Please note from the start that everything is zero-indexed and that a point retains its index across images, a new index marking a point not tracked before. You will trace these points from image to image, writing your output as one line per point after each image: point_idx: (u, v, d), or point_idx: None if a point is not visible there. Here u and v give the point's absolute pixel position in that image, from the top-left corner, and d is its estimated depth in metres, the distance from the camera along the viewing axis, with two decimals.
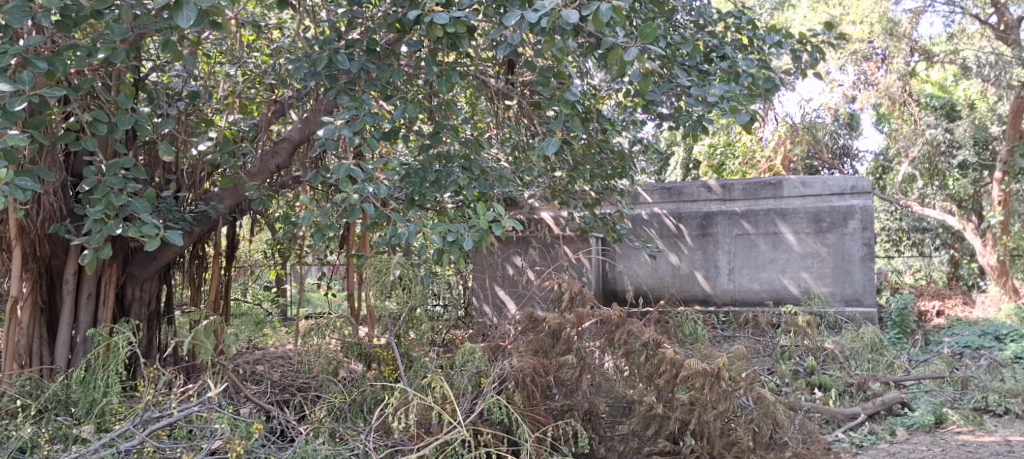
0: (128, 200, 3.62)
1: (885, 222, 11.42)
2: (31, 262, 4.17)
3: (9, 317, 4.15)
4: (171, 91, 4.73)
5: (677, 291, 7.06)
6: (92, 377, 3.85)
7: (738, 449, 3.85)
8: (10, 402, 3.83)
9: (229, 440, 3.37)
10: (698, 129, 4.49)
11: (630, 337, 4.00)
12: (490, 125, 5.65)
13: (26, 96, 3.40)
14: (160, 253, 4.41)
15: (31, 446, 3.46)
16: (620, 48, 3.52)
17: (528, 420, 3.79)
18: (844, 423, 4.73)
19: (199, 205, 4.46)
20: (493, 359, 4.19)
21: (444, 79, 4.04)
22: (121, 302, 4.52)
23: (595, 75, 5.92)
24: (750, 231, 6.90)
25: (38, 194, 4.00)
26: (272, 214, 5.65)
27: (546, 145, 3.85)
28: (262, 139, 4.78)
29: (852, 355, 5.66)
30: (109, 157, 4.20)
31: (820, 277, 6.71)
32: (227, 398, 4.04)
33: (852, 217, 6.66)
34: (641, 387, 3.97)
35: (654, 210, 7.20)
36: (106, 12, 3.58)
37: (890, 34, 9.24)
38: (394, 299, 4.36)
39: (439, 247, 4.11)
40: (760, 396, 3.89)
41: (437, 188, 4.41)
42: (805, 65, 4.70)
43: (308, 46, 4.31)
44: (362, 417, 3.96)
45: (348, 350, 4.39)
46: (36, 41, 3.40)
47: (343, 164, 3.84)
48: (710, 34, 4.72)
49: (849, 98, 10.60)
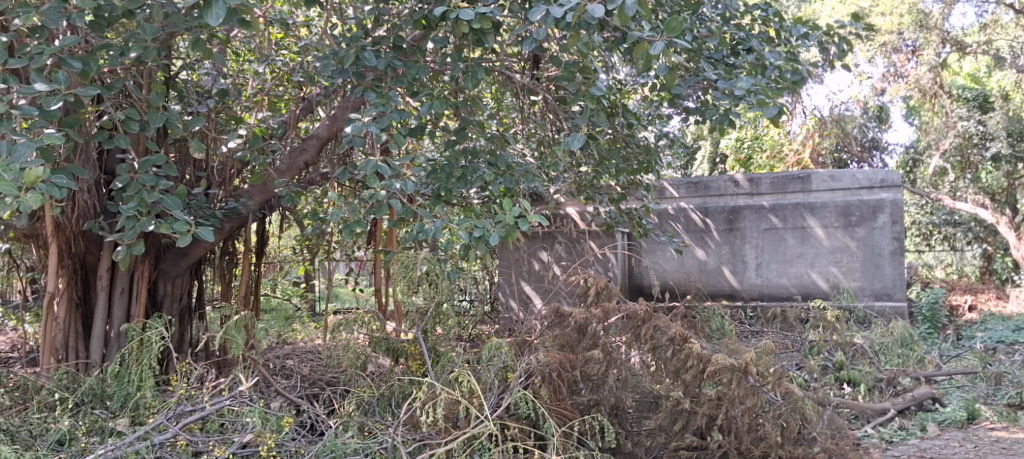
0: (160, 197, 3.67)
1: (914, 216, 11.31)
2: (66, 258, 4.26)
3: (46, 312, 4.25)
4: (201, 89, 4.80)
5: (704, 286, 7.04)
6: (126, 372, 3.91)
7: (767, 445, 3.82)
8: (48, 395, 3.90)
9: (260, 433, 3.44)
10: (725, 123, 4.48)
11: (655, 332, 4.00)
12: (517, 120, 5.64)
13: (62, 95, 3.49)
14: (191, 249, 4.49)
15: (69, 438, 3.52)
16: (646, 42, 3.58)
17: (554, 415, 3.82)
18: (874, 418, 4.70)
19: (228, 201, 4.51)
20: (521, 354, 4.25)
21: (469, 75, 4.08)
22: (153, 298, 4.59)
23: (621, 69, 5.87)
24: (778, 226, 6.85)
25: (73, 192, 4.09)
26: (300, 210, 5.70)
27: (571, 140, 3.87)
28: (291, 136, 4.81)
29: (881, 350, 5.61)
30: (142, 155, 4.27)
31: (849, 271, 6.63)
32: (258, 392, 4.09)
33: (882, 211, 6.55)
34: (668, 382, 3.95)
35: (680, 204, 7.21)
36: (138, 12, 3.65)
37: (920, 25, 9.21)
38: (421, 294, 4.34)
39: (465, 242, 4.14)
40: (789, 392, 3.88)
41: (463, 184, 4.49)
42: (833, 56, 4.62)
43: (336, 43, 4.35)
44: (389, 411, 4.00)
45: (376, 345, 4.37)
46: (70, 40, 3.47)
47: (370, 161, 3.88)
48: (736, 27, 4.67)
49: (879, 90, 10.14)
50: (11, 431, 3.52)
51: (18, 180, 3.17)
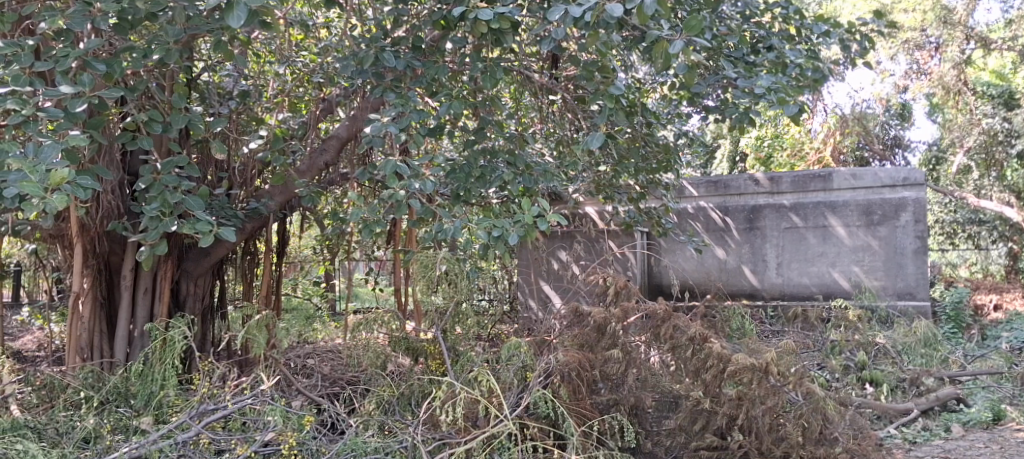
0: (182, 198, 3.72)
1: (939, 215, 11.20)
2: (91, 258, 4.32)
3: (72, 311, 4.31)
4: (222, 91, 4.83)
5: (724, 285, 7.01)
6: (149, 371, 3.97)
7: (788, 444, 3.79)
8: (74, 393, 3.94)
9: (282, 432, 3.48)
10: (746, 121, 4.46)
11: (675, 331, 3.98)
12: (535, 119, 5.62)
13: (86, 97, 3.54)
14: (214, 249, 4.53)
15: (94, 436, 3.56)
16: (665, 40, 3.58)
17: (574, 414, 3.82)
18: (897, 418, 4.66)
19: (250, 201, 4.55)
20: (540, 353, 4.25)
21: (488, 75, 4.09)
22: (176, 297, 4.64)
23: (639, 68, 5.85)
24: (799, 225, 6.80)
25: (97, 192, 4.14)
26: (321, 210, 5.73)
27: (590, 139, 3.88)
28: (311, 137, 4.84)
29: (904, 350, 5.54)
30: (165, 156, 4.31)
31: (871, 270, 6.56)
32: (279, 391, 4.09)
33: (904, 209, 6.47)
34: (688, 382, 3.93)
35: (700, 203, 7.20)
36: (161, 14, 3.69)
37: (944, 21, 9.14)
38: (440, 293, 4.40)
39: (484, 242, 4.14)
40: (810, 392, 3.79)
41: (482, 183, 4.50)
42: (855, 54, 4.56)
43: (355, 44, 4.37)
44: (409, 410, 4.02)
45: (395, 344, 4.45)
46: (95, 43, 3.52)
47: (390, 161, 3.91)
48: (757, 25, 4.60)
49: (901, 87, 10.13)
50: (37, 429, 3.57)
51: (44, 182, 3.22)
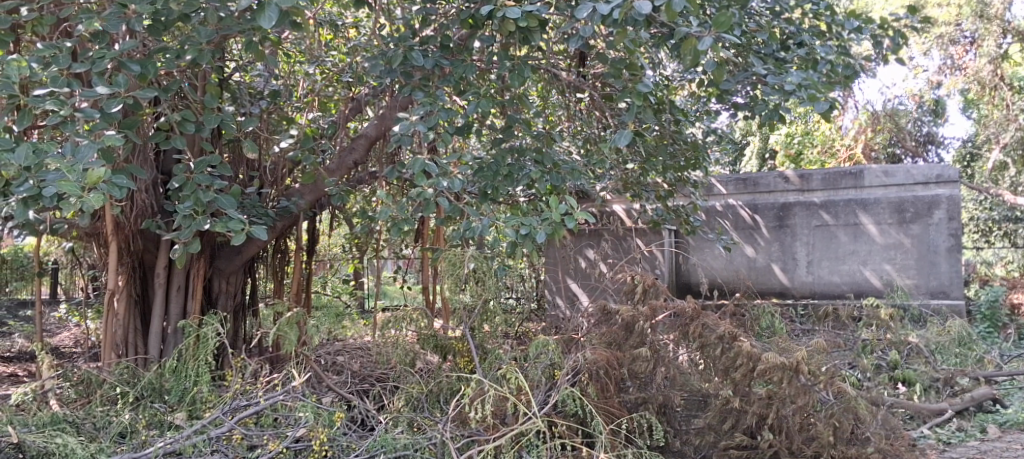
0: (215, 197, 3.76)
1: (973, 212, 11.04)
2: (126, 256, 4.40)
3: (107, 308, 4.39)
4: (253, 91, 4.88)
5: (753, 284, 6.96)
6: (183, 367, 4.03)
7: (819, 444, 3.74)
8: (110, 389, 4.01)
9: (312, 427, 3.50)
10: (776, 118, 4.46)
11: (704, 330, 3.95)
12: (563, 118, 5.61)
13: (121, 98, 3.60)
14: (245, 247, 4.58)
15: (130, 431, 3.62)
16: (694, 37, 3.56)
17: (602, 412, 3.83)
18: (931, 419, 4.60)
19: (281, 201, 4.60)
20: (567, 351, 4.27)
21: (516, 74, 4.10)
22: (208, 295, 4.70)
23: (668, 66, 5.80)
24: (830, 222, 6.73)
25: (131, 192, 4.21)
26: (350, 209, 5.76)
27: (618, 137, 3.89)
28: (341, 136, 4.88)
29: (938, 350, 5.43)
30: (197, 155, 4.37)
31: (903, 269, 6.47)
32: (310, 388, 4.14)
33: (938, 206, 6.38)
34: (717, 381, 3.91)
35: (729, 201, 7.16)
36: (193, 15, 3.74)
37: (980, 15, 8.97)
38: (468, 292, 4.41)
39: (512, 240, 4.14)
40: (841, 391, 3.80)
41: (510, 181, 4.51)
42: (887, 50, 4.49)
43: (384, 43, 4.41)
44: (438, 407, 4.05)
45: (424, 342, 4.46)
46: (130, 44, 3.58)
47: (419, 160, 3.96)
48: (787, 21, 4.54)
49: (934, 84, 9.83)
50: (76, 423, 3.64)
51: (81, 181, 3.28)
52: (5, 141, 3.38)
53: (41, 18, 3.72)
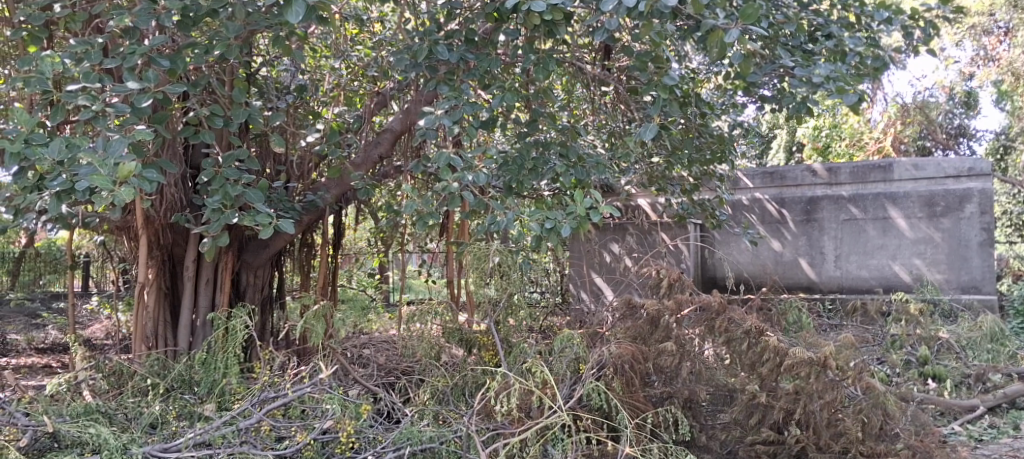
0: (243, 190, 3.80)
1: (1006, 206, 10.85)
2: (155, 250, 4.46)
3: (138, 301, 4.45)
4: (280, 86, 4.92)
5: (780, 278, 6.91)
6: (213, 358, 4.08)
7: (846, 440, 3.69)
8: (141, 381, 4.07)
9: (340, 419, 3.53)
10: (803, 111, 4.42)
11: (730, 324, 3.93)
12: (587, 111, 5.60)
13: (151, 93, 3.64)
14: (272, 241, 4.63)
15: (161, 422, 3.65)
16: (721, 30, 3.56)
17: (627, 406, 3.82)
18: (962, 415, 4.55)
19: (307, 195, 4.64)
20: (592, 345, 4.27)
21: (541, 67, 4.09)
22: (236, 288, 4.76)
23: (694, 59, 5.76)
24: (859, 216, 6.66)
25: (161, 186, 4.26)
26: (374, 203, 5.80)
27: (643, 131, 3.88)
28: (366, 130, 4.91)
29: (968, 345, 5.38)
30: (225, 150, 4.41)
31: (934, 263, 6.38)
32: (336, 380, 4.14)
33: (969, 200, 6.28)
34: (743, 375, 3.92)
35: (755, 195, 7.12)
36: (222, 10, 3.76)
37: (1013, 5, 8.80)
38: (493, 285, 4.44)
39: (537, 234, 4.13)
40: (869, 386, 3.76)
41: (535, 175, 4.50)
42: (918, 42, 4.41)
43: (409, 37, 4.42)
44: (463, 400, 4.06)
45: (449, 335, 4.52)
46: (159, 40, 3.62)
47: (444, 154, 3.98)
48: (815, 13, 4.48)
49: (967, 75, 9.89)
50: (108, 414, 3.67)
51: (112, 176, 3.32)
52: (39, 136, 3.43)
53: (74, 15, 3.78)
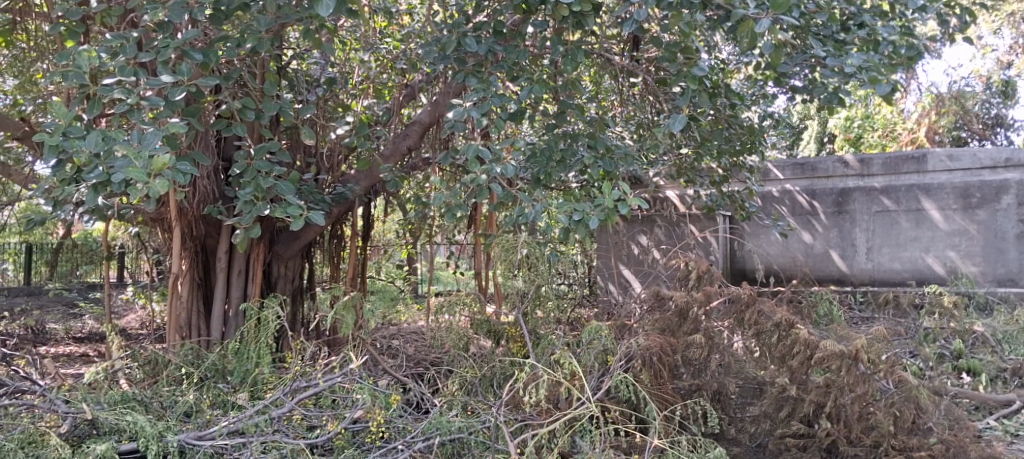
0: (274, 182, 3.83)
1: None
2: (188, 241, 4.52)
3: (171, 291, 4.53)
4: (310, 78, 4.95)
5: (812, 270, 6.86)
6: (245, 348, 4.15)
7: (878, 433, 3.64)
8: (176, 369, 4.14)
9: (370, 409, 3.55)
10: (835, 101, 4.35)
11: (760, 317, 3.91)
12: (616, 103, 5.60)
13: (185, 85, 3.69)
14: (303, 232, 4.68)
15: (195, 410, 3.70)
16: (751, 19, 3.51)
17: (656, 399, 3.81)
18: (997, 410, 4.52)
19: (337, 187, 4.68)
20: (620, 337, 4.26)
21: (569, 58, 4.07)
22: (268, 278, 4.84)
23: (723, 49, 5.72)
24: (891, 208, 6.57)
25: (194, 178, 4.32)
26: (403, 195, 5.83)
27: (672, 122, 3.85)
28: (395, 122, 4.93)
29: (1005, 339, 5.25)
30: (256, 142, 4.46)
31: (969, 256, 6.26)
32: (367, 370, 4.19)
33: (1006, 191, 6.16)
34: (773, 368, 3.84)
35: (786, 186, 7.08)
36: (253, 4, 3.79)
37: None
38: (521, 277, 4.43)
39: (565, 226, 4.13)
40: (902, 380, 3.70)
41: (563, 167, 4.51)
42: (954, 29, 4.32)
43: (438, 30, 4.43)
44: (492, 391, 4.07)
45: (477, 327, 4.57)
46: (192, 34, 3.66)
47: (473, 146, 3.99)
48: (848, 1, 4.40)
49: (1004, 63, 9.73)
50: (144, 401, 3.71)
51: (146, 167, 3.37)
52: (77, 128, 3.49)
53: (109, 10, 3.83)
